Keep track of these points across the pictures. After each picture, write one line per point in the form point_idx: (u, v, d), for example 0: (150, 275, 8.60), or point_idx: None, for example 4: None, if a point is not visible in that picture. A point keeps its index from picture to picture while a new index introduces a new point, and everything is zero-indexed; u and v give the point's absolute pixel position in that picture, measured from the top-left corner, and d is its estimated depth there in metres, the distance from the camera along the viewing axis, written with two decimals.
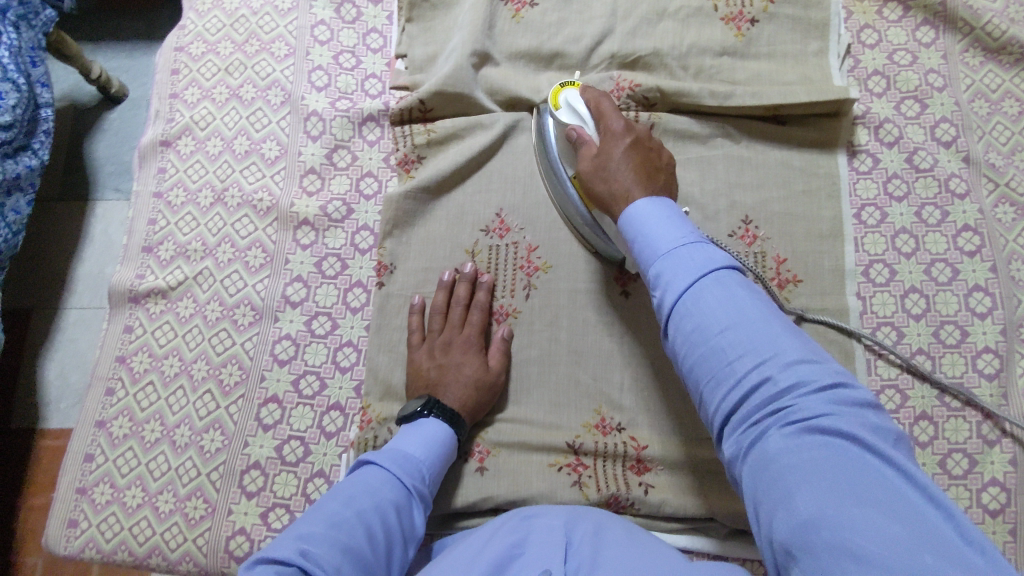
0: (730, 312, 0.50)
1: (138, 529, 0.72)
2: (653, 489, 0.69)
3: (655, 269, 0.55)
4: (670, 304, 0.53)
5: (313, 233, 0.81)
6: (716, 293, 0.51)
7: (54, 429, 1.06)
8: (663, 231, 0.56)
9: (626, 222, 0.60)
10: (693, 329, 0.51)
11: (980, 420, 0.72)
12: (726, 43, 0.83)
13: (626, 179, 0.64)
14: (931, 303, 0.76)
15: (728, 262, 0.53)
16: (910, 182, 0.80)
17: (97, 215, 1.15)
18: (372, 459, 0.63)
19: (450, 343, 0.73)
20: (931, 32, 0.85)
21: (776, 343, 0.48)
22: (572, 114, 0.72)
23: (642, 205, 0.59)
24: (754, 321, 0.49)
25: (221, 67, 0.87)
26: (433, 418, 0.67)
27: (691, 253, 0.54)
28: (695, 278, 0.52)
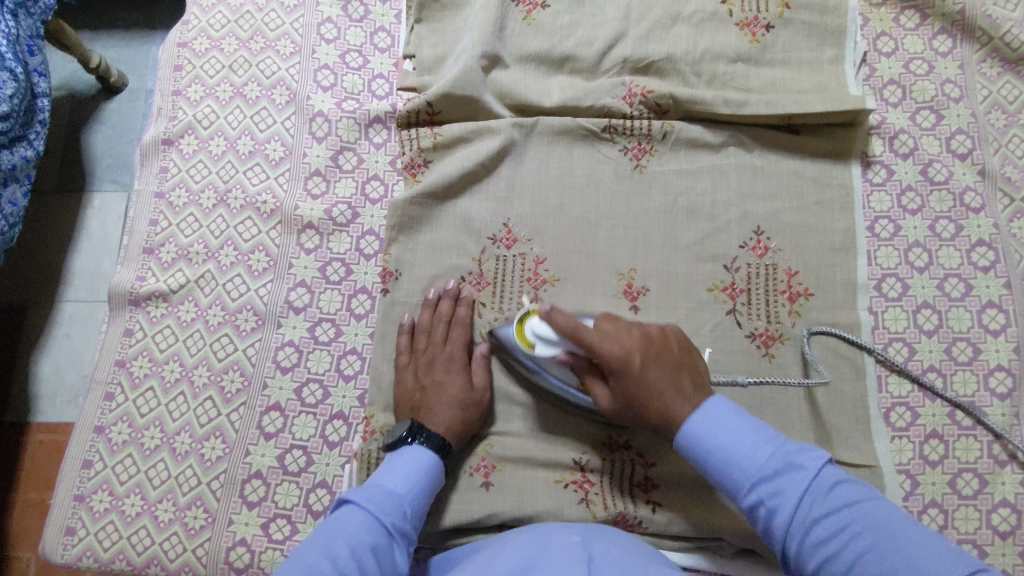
0: (840, 522, 0.51)
1: (137, 538, 0.71)
2: (661, 508, 0.68)
3: (746, 499, 0.55)
4: (783, 531, 0.53)
5: (318, 237, 0.79)
6: (814, 500, 0.52)
7: (49, 424, 1.05)
8: (736, 439, 0.57)
9: (682, 442, 0.60)
10: (818, 562, 0.51)
11: (991, 440, 0.71)
12: (740, 49, 0.81)
13: (675, 400, 0.61)
14: (943, 319, 0.75)
15: (821, 458, 0.55)
16: (924, 195, 0.79)
17: (92, 208, 1.13)
18: (350, 500, 0.59)
19: (435, 360, 0.72)
20: (948, 40, 0.83)
21: (906, 545, 0.48)
22: (546, 345, 0.67)
23: (693, 420, 0.59)
24: (871, 528, 0.50)
25: (226, 64, 0.85)
26: (417, 445, 0.65)
27: (781, 470, 0.54)
28: (795, 502, 0.53)
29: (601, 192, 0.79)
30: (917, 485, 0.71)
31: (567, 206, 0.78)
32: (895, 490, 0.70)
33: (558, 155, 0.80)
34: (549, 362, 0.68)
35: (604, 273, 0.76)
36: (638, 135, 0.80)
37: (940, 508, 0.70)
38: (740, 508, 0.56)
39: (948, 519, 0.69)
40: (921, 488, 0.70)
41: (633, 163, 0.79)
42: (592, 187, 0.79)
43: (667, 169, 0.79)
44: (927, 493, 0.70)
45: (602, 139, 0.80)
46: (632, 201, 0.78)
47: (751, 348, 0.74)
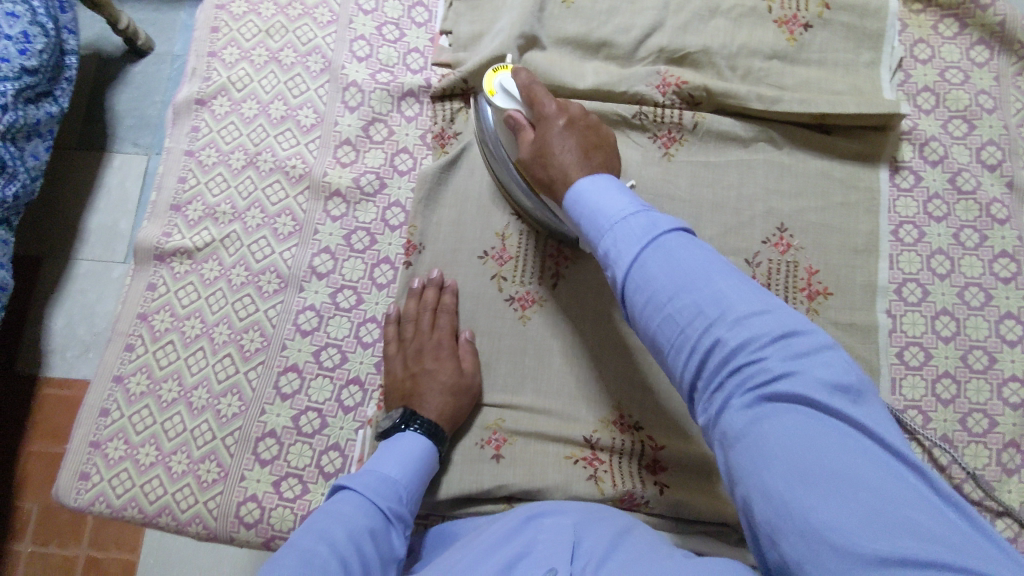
0: (675, 273, 0.49)
1: (150, 488, 0.72)
2: (668, 490, 0.69)
3: (603, 243, 0.54)
4: (624, 278, 0.51)
5: (344, 205, 0.80)
6: (655, 249, 0.50)
7: (58, 379, 1.04)
8: (612, 203, 0.55)
9: (569, 199, 0.59)
10: (646, 299, 0.50)
11: (1000, 448, 0.71)
12: (777, 46, 0.81)
13: (564, 152, 0.63)
14: (961, 327, 0.75)
15: (676, 223, 0.52)
16: (950, 203, 0.79)
17: (113, 168, 1.12)
18: (348, 486, 0.61)
19: (424, 347, 0.72)
20: (985, 51, 0.83)
21: (728, 296, 0.47)
22: (505, 98, 0.70)
23: (583, 183, 0.58)
24: (699, 279, 0.48)
25: (262, 29, 0.86)
26: (410, 431, 0.66)
27: (639, 224, 0.52)
28: (642, 246, 0.51)
29: (628, 177, 0.79)
30: None
31: None
32: None
33: None
34: (502, 116, 0.71)
35: None
36: (669, 124, 0.80)
37: None
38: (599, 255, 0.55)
39: None
40: None
41: (661, 151, 0.80)
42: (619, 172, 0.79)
43: (695, 160, 0.80)
44: None
45: (632, 126, 0.80)
46: (659, 188, 0.79)
47: None
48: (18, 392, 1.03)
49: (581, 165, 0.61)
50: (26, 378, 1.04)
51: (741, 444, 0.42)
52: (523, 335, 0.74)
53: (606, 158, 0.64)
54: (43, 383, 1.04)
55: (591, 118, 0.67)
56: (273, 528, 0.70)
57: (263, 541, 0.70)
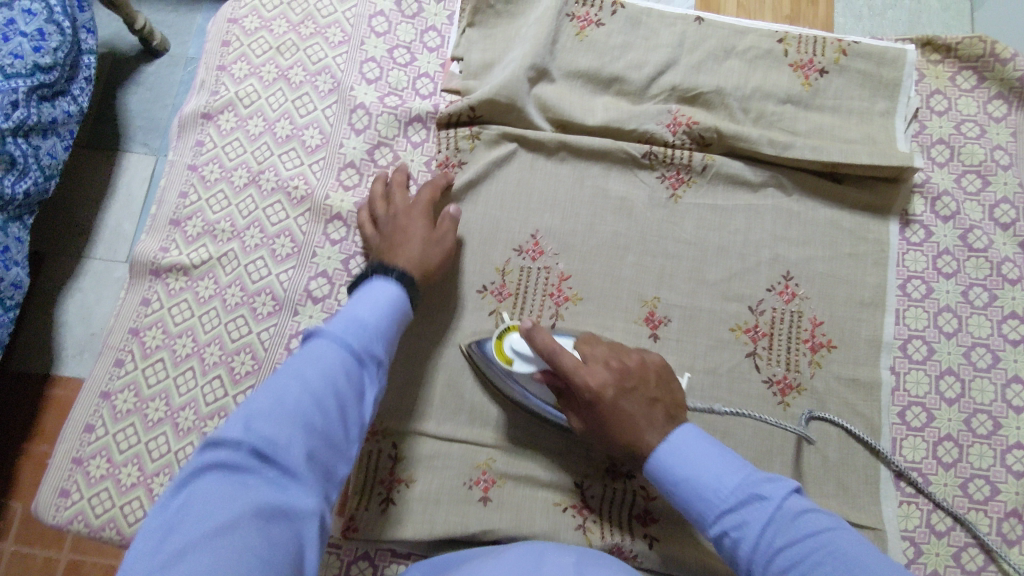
0: (788, 537, 0.51)
1: (130, 509, 0.71)
2: (658, 544, 0.67)
3: (714, 528, 0.55)
4: (751, 560, 0.52)
5: (344, 229, 0.79)
6: (777, 529, 0.52)
7: (67, 379, 1.01)
8: (706, 466, 0.57)
9: (655, 469, 0.59)
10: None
11: (1001, 517, 0.70)
12: (791, 91, 0.80)
13: (639, 424, 0.62)
14: (966, 389, 0.73)
15: (786, 486, 0.54)
16: (960, 260, 0.77)
17: (122, 167, 1.09)
18: (320, 330, 0.55)
19: (401, 214, 0.72)
20: (1003, 106, 0.82)
21: (872, 574, 0.48)
22: (522, 361, 0.68)
23: (662, 449, 0.59)
24: (831, 556, 0.50)
25: (273, 46, 0.85)
26: (384, 283, 0.63)
27: (747, 500, 0.54)
28: (761, 532, 0.52)
29: (633, 217, 0.78)
30: (920, 553, 0.69)
31: (596, 227, 0.77)
32: (897, 556, 0.69)
33: (593, 174, 0.79)
34: (528, 382, 0.68)
35: (628, 299, 0.75)
36: (677, 165, 0.79)
37: None
38: (709, 535, 0.56)
39: None
40: (925, 557, 0.69)
41: (668, 192, 0.79)
42: (625, 212, 0.78)
43: (702, 202, 0.78)
44: (930, 563, 0.69)
45: (641, 165, 0.79)
46: (664, 231, 0.77)
47: (766, 394, 0.73)
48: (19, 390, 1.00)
49: (665, 430, 0.61)
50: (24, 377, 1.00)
51: None
52: None
53: (668, 410, 0.64)
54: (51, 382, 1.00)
55: (634, 355, 0.68)
56: None
57: None
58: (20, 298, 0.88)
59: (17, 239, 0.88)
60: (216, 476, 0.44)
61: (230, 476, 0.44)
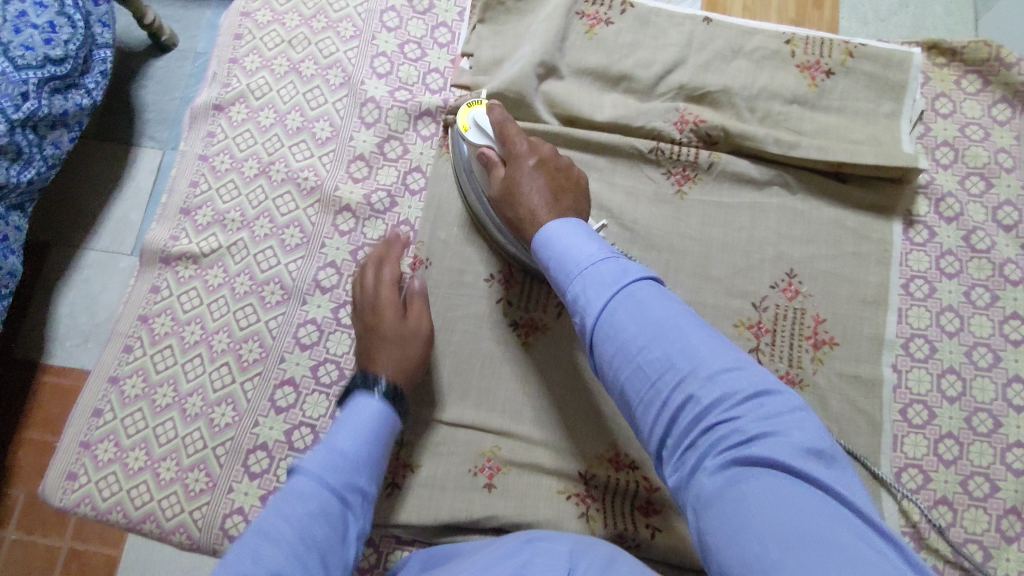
0: (645, 324, 0.51)
1: (136, 493, 0.71)
2: (660, 534, 0.68)
3: (572, 290, 0.55)
4: (594, 323, 0.53)
5: (353, 220, 0.80)
6: (627, 297, 0.52)
7: (58, 367, 1.01)
8: (581, 246, 0.57)
9: (539, 244, 0.60)
10: (615, 349, 0.52)
11: (1000, 514, 0.70)
12: (798, 91, 0.81)
13: (535, 194, 0.65)
14: (968, 387, 0.74)
15: (645, 271, 0.54)
16: (963, 260, 0.78)
17: (132, 162, 1.08)
18: (301, 470, 0.55)
19: (375, 305, 0.70)
20: (1007, 110, 0.82)
21: (701, 354, 0.49)
22: (479, 133, 0.71)
23: (552, 225, 0.60)
24: (668, 330, 0.50)
25: (285, 39, 0.86)
26: (364, 401, 0.61)
27: (610, 271, 0.54)
28: (613, 295, 0.53)
29: (638, 211, 0.79)
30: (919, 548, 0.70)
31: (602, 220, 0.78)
32: None
33: (600, 168, 0.80)
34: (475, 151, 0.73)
35: None
36: (684, 161, 0.79)
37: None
38: (567, 299, 0.56)
39: None
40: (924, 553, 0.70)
41: (674, 188, 0.79)
42: (631, 206, 0.79)
43: (708, 199, 0.79)
44: (929, 558, 0.69)
45: (647, 161, 0.80)
46: (669, 226, 0.78)
47: None
48: (11, 379, 1.00)
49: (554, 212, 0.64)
50: (21, 365, 1.01)
51: (715, 496, 0.43)
52: (523, 363, 0.73)
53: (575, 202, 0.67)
54: (41, 370, 1.00)
55: (561, 158, 0.70)
56: None
57: None
58: (14, 286, 0.89)
59: (16, 228, 0.88)
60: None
61: None
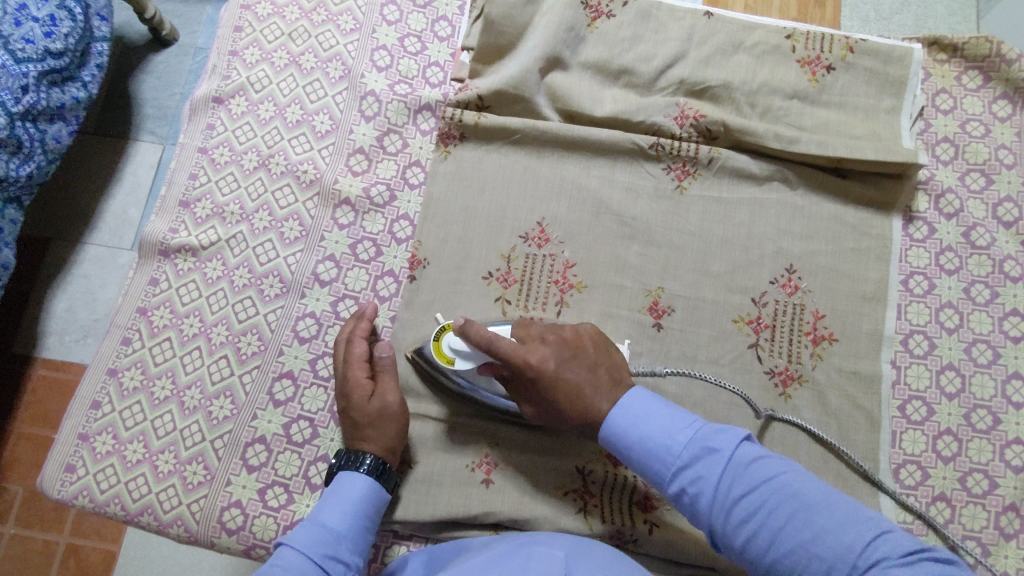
0: (763, 501, 0.50)
1: (134, 485, 0.71)
2: (658, 529, 0.68)
3: (670, 485, 0.54)
4: (711, 513, 0.52)
5: (353, 214, 0.80)
6: (734, 478, 0.52)
7: (54, 361, 1.01)
8: (656, 421, 0.57)
9: (608, 433, 0.59)
10: (744, 539, 0.50)
11: (999, 511, 0.70)
12: (798, 87, 0.81)
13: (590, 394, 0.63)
14: (967, 384, 0.74)
15: (741, 433, 0.54)
16: (963, 257, 0.78)
17: (129, 156, 1.08)
18: (285, 542, 0.58)
19: (344, 387, 0.69)
20: (1008, 106, 0.82)
21: (834, 519, 0.48)
22: (463, 360, 0.68)
23: (613, 410, 0.59)
24: (787, 501, 0.50)
25: (285, 32, 0.86)
26: (352, 474, 0.64)
27: (700, 452, 0.53)
28: (720, 486, 0.52)
29: (637, 207, 0.79)
30: None
31: (602, 216, 0.78)
32: None
33: (600, 164, 0.80)
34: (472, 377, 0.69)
35: (632, 289, 0.76)
36: (684, 157, 0.79)
37: None
38: (668, 493, 0.55)
39: None
40: None
41: (674, 184, 0.79)
42: (630, 202, 0.79)
43: (707, 195, 0.79)
44: None
45: (647, 156, 0.80)
46: (669, 222, 0.78)
47: (768, 386, 0.73)
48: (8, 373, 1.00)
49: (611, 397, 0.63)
50: (17, 359, 1.01)
51: None
52: None
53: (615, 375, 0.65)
54: (38, 364, 1.00)
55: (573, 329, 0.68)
56: (254, 536, 0.69)
57: (244, 549, 0.69)
58: (6, 278, 0.89)
59: (12, 221, 0.88)
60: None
61: None
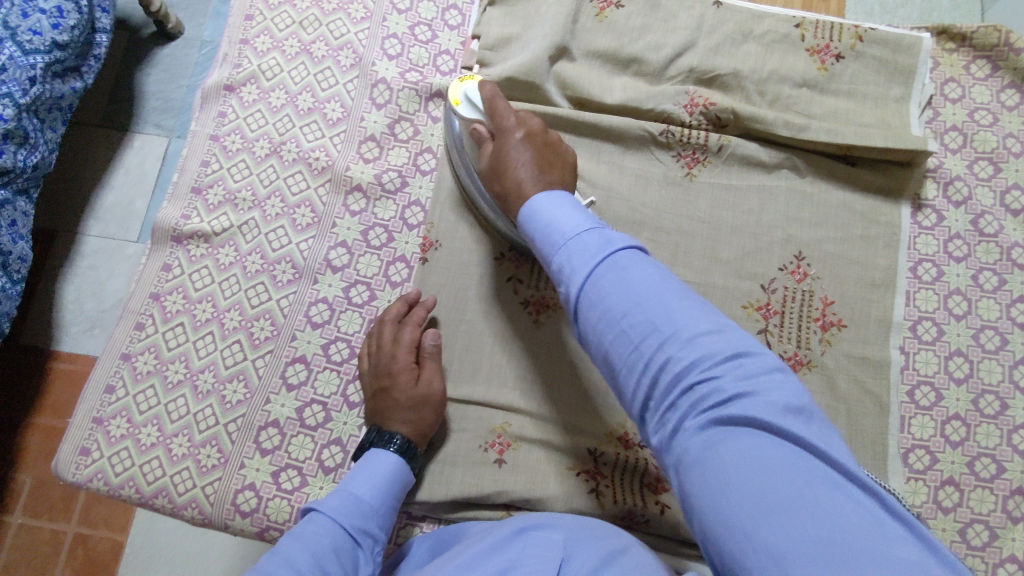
0: (629, 294, 0.48)
1: (149, 468, 0.72)
2: (669, 510, 0.68)
3: (555, 261, 0.53)
4: (576, 296, 0.50)
5: (364, 200, 0.80)
6: (608, 270, 0.49)
7: (67, 354, 1.01)
8: (560, 213, 0.54)
9: (524, 214, 0.57)
10: (601, 320, 0.49)
11: (1006, 495, 0.71)
12: (808, 75, 0.81)
13: (520, 166, 0.64)
14: (975, 369, 0.74)
15: (632, 241, 0.52)
16: (971, 244, 0.78)
17: (131, 147, 1.08)
18: (317, 508, 0.59)
19: (389, 366, 0.69)
20: (1015, 95, 0.83)
21: (687, 321, 0.46)
22: (469, 107, 0.71)
23: (542, 193, 0.57)
24: (658, 298, 0.47)
25: (296, 20, 0.87)
26: (380, 450, 0.65)
27: (592, 239, 0.51)
28: (597, 266, 0.50)
29: (647, 193, 0.79)
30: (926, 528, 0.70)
31: (613, 202, 0.79)
32: None
33: (610, 150, 0.80)
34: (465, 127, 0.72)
35: None
36: (693, 144, 0.80)
37: None
38: (552, 270, 0.53)
39: None
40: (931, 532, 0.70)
41: (683, 170, 0.80)
42: (640, 189, 0.79)
43: (717, 181, 0.79)
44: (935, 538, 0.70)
45: (657, 143, 0.80)
46: (679, 209, 0.79)
47: None
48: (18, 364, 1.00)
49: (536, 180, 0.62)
50: (26, 350, 1.01)
51: (696, 461, 0.41)
52: (534, 341, 0.74)
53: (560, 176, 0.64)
54: (48, 356, 1.01)
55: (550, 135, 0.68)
56: (268, 518, 0.70)
57: (258, 531, 0.70)
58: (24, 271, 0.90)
59: (23, 213, 0.88)
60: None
61: None
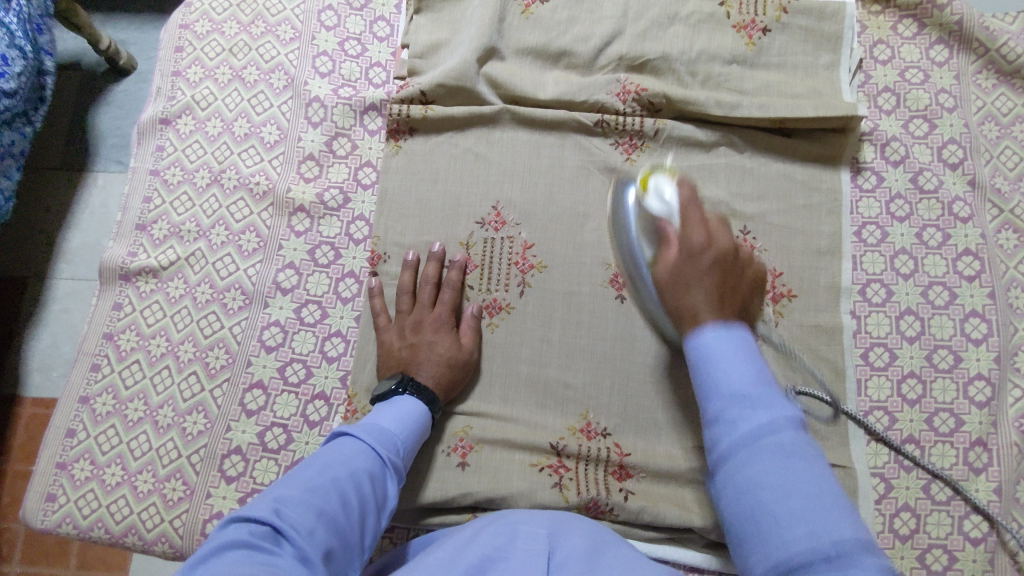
0: (784, 481, 0.45)
1: (116, 508, 0.72)
2: (633, 496, 0.69)
3: (712, 410, 0.50)
4: (727, 454, 0.47)
5: (308, 220, 0.80)
6: (770, 444, 0.46)
7: (45, 400, 1.02)
8: (721, 356, 0.51)
9: (686, 338, 0.54)
10: (747, 486, 0.46)
11: (966, 447, 0.71)
12: (736, 51, 0.81)
13: (702, 293, 0.55)
14: (926, 326, 0.75)
15: (795, 415, 0.48)
16: (913, 203, 0.79)
17: (95, 188, 1.08)
18: (347, 432, 0.61)
19: (419, 322, 0.73)
20: (944, 51, 0.83)
21: (833, 518, 0.43)
22: (657, 200, 0.64)
23: (708, 328, 0.53)
24: (815, 494, 0.44)
25: (226, 47, 0.86)
26: (408, 396, 0.67)
27: (760, 402, 0.48)
28: (757, 439, 0.46)
29: (589, 183, 0.79)
30: (890, 489, 0.71)
31: (556, 196, 0.79)
32: (867, 492, 0.71)
33: (550, 144, 0.81)
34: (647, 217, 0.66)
35: (592, 263, 0.76)
36: (630, 130, 0.80)
37: (912, 512, 0.70)
38: (704, 416, 0.51)
39: (920, 524, 0.70)
40: (895, 492, 0.71)
41: (623, 157, 0.80)
42: (581, 179, 0.79)
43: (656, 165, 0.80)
44: (900, 497, 0.71)
45: (594, 134, 0.80)
46: None
47: None
48: None
49: (717, 312, 0.54)
50: None
51: None
52: (489, 343, 0.75)
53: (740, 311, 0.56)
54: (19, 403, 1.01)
55: (737, 264, 0.59)
56: None
57: None
58: None
59: None
60: (247, 548, 0.47)
61: (251, 550, 0.47)
